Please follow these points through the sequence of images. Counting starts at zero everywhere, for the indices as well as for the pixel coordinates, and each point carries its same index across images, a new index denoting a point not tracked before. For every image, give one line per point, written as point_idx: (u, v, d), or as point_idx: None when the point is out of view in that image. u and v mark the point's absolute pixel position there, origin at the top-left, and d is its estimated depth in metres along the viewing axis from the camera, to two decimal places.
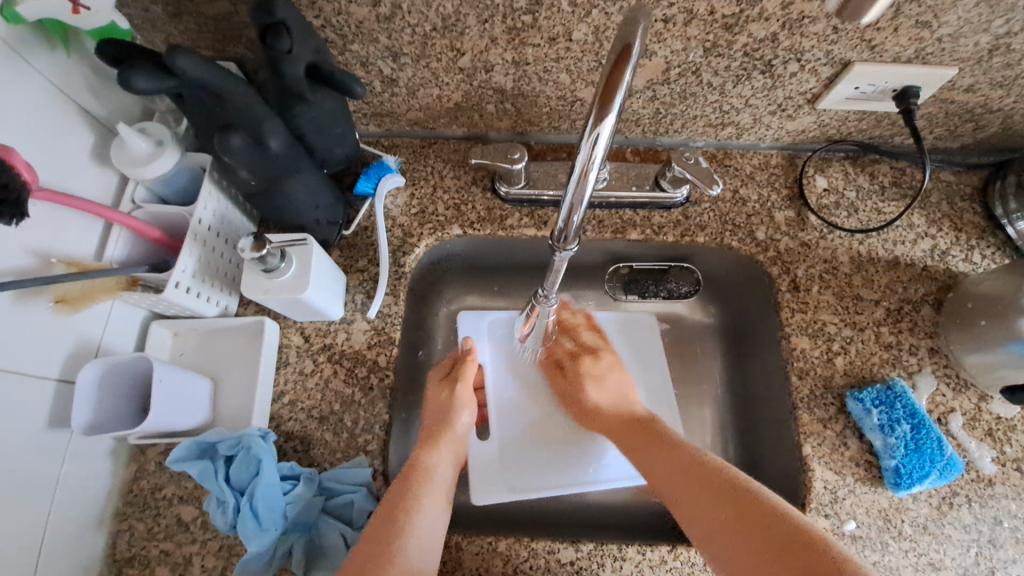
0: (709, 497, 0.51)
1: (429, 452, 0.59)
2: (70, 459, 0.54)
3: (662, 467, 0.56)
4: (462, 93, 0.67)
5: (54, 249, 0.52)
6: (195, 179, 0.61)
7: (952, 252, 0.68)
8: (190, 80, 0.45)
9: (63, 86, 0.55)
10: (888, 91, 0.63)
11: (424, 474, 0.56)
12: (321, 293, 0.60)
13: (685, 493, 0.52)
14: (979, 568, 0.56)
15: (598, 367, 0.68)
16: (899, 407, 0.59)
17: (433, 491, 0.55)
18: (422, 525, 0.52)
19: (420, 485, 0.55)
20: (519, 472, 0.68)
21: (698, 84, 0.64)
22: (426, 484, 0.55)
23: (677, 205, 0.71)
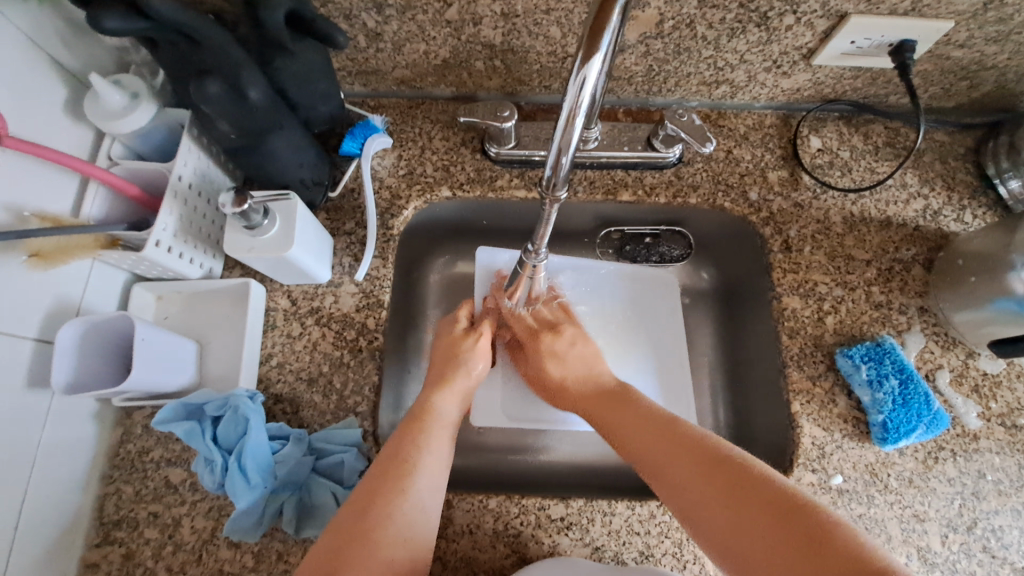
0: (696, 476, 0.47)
1: (441, 394, 0.59)
2: (52, 420, 0.53)
3: (658, 452, 0.51)
4: (449, 48, 0.65)
5: (26, 203, 0.50)
6: (175, 135, 0.59)
7: (944, 212, 0.68)
8: (163, 22, 0.43)
9: (31, 33, 0.52)
10: (885, 46, 0.62)
11: (434, 418, 0.56)
12: (307, 252, 0.59)
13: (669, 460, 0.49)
14: (962, 519, 0.57)
15: (558, 342, 0.65)
16: (887, 362, 0.59)
17: (435, 452, 0.53)
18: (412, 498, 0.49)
19: (420, 440, 0.53)
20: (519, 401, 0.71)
21: (693, 38, 0.62)
22: (434, 428, 0.55)
23: (670, 165, 0.70)
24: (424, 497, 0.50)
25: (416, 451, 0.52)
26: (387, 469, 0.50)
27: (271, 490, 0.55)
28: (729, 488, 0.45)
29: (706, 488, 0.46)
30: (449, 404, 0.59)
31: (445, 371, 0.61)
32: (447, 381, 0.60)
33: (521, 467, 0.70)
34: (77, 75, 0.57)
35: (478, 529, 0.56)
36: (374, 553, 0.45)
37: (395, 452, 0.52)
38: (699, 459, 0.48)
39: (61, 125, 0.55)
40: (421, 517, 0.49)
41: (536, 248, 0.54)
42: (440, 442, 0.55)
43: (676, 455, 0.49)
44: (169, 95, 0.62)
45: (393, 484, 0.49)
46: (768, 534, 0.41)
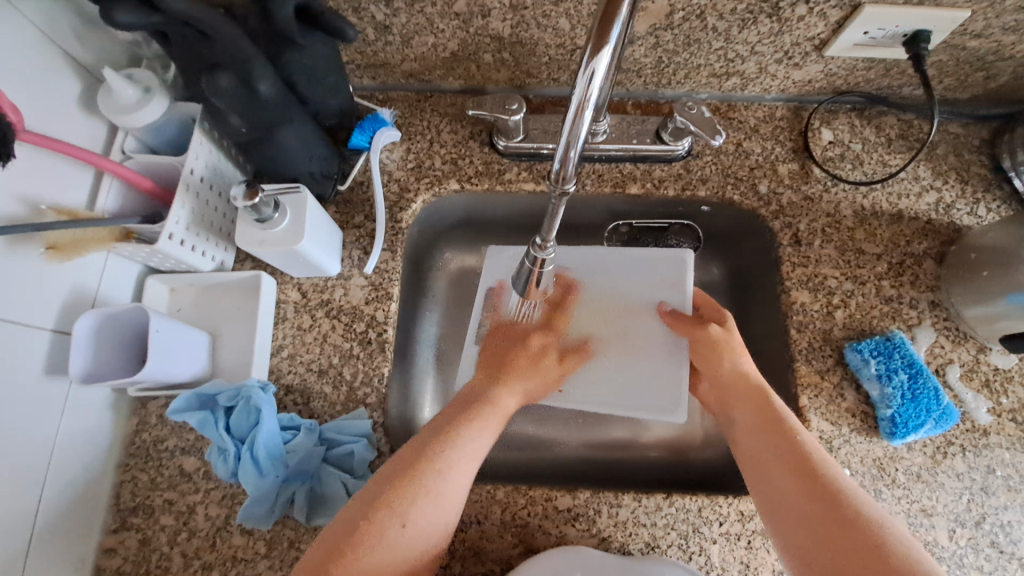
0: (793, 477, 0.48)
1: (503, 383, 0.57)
2: (69, 409, 0.54)
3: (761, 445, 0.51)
4: (458, 41, 0.65)
5: (42, 196, 0.51)
6: (186, 129, 0.59)
7: (957, 206, 0.67)
8: (174, 16, 0.43)
9: (44, 27, 0.53)
10: (899, 37, 0.61)
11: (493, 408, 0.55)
12: (317, 245, 0.59)
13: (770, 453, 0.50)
14: (970, 514, 0.57)
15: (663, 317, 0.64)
16: (897, 357, 0.59)
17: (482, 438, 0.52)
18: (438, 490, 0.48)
19: (477, 420, 0.53)
20: None
21: (703, 30, 0.61)
22: (491, 415, 0.54)
23: (678, 158, 0.69)
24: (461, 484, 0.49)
25: (466, 435, 0.52)
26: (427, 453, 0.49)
27: (283, 479, 0.56)
28: (817, 491, 0.46)
29: (793, 486, 0.47)
30: (510, 394, 0.57)
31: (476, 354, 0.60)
32: (508, 371, 0.58)
33: (528, 459, 0.70)
34: (89, 69, 0.58)
35: (486, 519, 0.57)
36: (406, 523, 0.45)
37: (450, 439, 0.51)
38: (797, 460, 0.48)
39: (75, 119, 0.56)
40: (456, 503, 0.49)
41: (544, 244, 0.53)
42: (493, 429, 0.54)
43: (773, 450, 0.50)
44: (180, 89, 0.62)
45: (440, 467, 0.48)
46: (834, 542, 0.43)
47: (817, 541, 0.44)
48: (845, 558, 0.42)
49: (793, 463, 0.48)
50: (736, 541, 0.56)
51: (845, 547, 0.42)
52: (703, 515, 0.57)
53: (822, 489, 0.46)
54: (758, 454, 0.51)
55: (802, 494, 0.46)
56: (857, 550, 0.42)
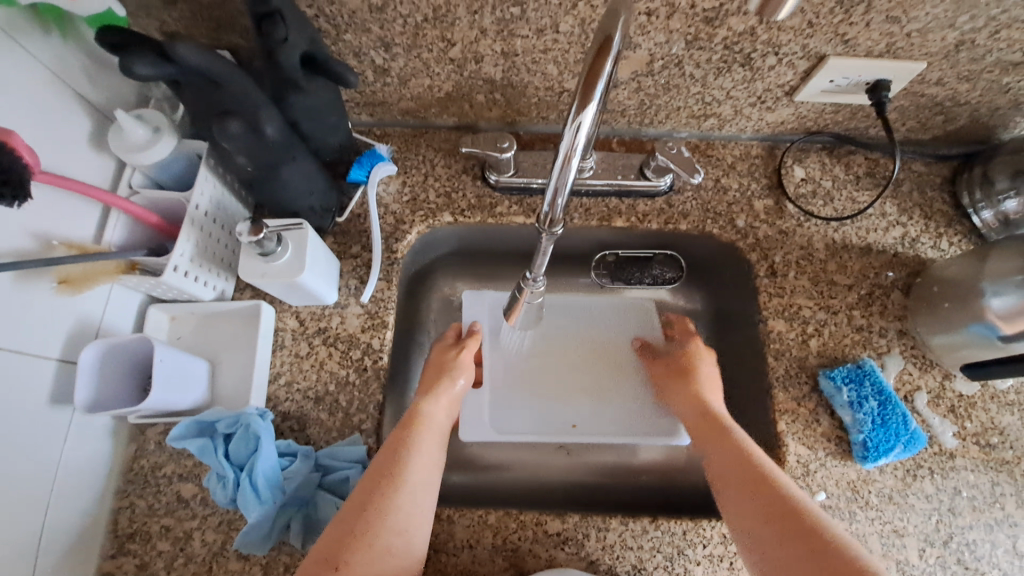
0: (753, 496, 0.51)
1: (432, 401, 0.61)
2: (72, 436, 0.55)
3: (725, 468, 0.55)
4: (452, 83, 0.69)
5: (54, 232, 0.53)
6: (192, 165, 0.62)
7: (922, 240, 0.72)
8: (188, 67, 0.46)
9: (59, 71, 0.56)
10: (862, 84, 0.66)
11: (423, 422, 0.59)
12: (316, 277, 0.62)
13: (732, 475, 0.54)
14: (939, 534, 0.59)
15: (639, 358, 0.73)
16: (867, 384, 0.63)
17: (424, 452, 0.56)
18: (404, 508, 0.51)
19: (418, 440, 0.57)
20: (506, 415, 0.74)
21: (681, 76, 0.66)
22: (424, 430, 0.58)
23: (661, 193, 0.73)
24: (416, 495, 0.53)
25: (415, 446, 0.56)
26: (378, 476, 0.52)
27: (280, 505, 0.57)
28: (784, 517, 0.49)
29: (756, 505, 0.51)
30: (438, 408, 0.61)
31: (434, 379, 0.64)
32: (435, 388, 0.63)
33: (518, 483, 0.72)
34: (100, 108, 0.61)
35: (477, 544, 0.58)
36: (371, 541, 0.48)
37: (389, 458, 0.54)
38: (763, 488, 0.52)
39: (86, 155, 0.58)
40: (416, 511, 0.52)
41: (534, 275, 0.58)
42: (431, 442, 0.58)
43: (741, 481, 0.53)
44: (186, 126, 0.65)
45: (388, 483, 0.52)
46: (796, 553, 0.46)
47: (789, 566, 0.46)
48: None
49: (761, 491, 0.51)
50: (719, 562, 0.58)
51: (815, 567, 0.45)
52: (686, 538, 0.59)
53: (788, 514, 0.49)
54: (728, 486, 0.54)
55: (773, 520, 0.49)
56: (826, 568, 0.44)
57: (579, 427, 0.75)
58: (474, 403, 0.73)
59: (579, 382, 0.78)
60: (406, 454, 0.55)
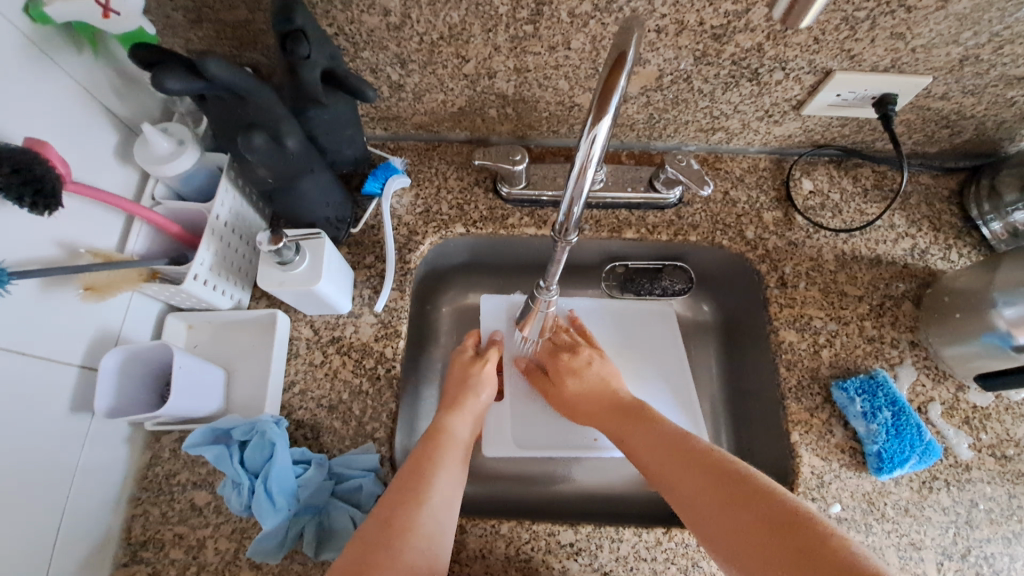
0: (694, 479, 0.52)
1: (455, 417, 0.64)
2: (90, 443, 0.56)
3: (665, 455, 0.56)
4: (466, 98, 0.71)
5: (79, 240, 0.55)
6: (213, 178, 0.64)
7: (931, 251, 0.72)
8: (216, 83, 0.48)
9: (89, 87, 0.58)
10: (868, 98, 0.67)
11: (448, 437, 0.61)
12: (332, 286, 0.63)
13: (669, 464, 0.55)
14: (957, 548, 0.59)
15: (577, 360, 0.71)
16: (881, 395, 0.62)
17: (448, 468, 0.57)
18: (428, 521, 0.51)
19: (439, 455, 0.58)
20: (527, 429, 0.74)
21: (690, 91, 0.67)
22: (448, 447, 0.60)
23: (670, 205, 0.74)
24: (440, 511, 0.53)
25: (438, 460, 0.57)
26: (400, 490, 0.53)
27: (294, 513, 0.58)
28: (711, 479, 0.51)
29: (700, 488, 0.51)
30: (462, 424, 0.63)
31: (458, 395, 0.66)
32: (459, 405, 0.65)
33: (529, 495, 0.72)
34: (127, 122, 0.63)
35: (490, 554, 0.58)
36: (397, 552, 0.48)
37: (413, 473, 0.55)
38: (687, 458, 0.54)
39: (112, 168, 0.60)
40: (440, 525, 0.52)
41: (547, 284, 0.59)
42: (455, 459, 0.59)
43: (666, 458, 0.56)
44: (208, 140, 0.67)
45: (412, 496, 0.52)
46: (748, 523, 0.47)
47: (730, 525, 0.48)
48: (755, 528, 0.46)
49: (686, 462, 0.54)
50: None
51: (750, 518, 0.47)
52: (701, 549, 0.59)
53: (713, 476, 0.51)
54: (654, 462, 0.56)
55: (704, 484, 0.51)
56: (760, 516, 0.46)
57: (600, 439, 0.74)
58: (496, 416, 0.74)
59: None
60: (435, 470, 0.56)
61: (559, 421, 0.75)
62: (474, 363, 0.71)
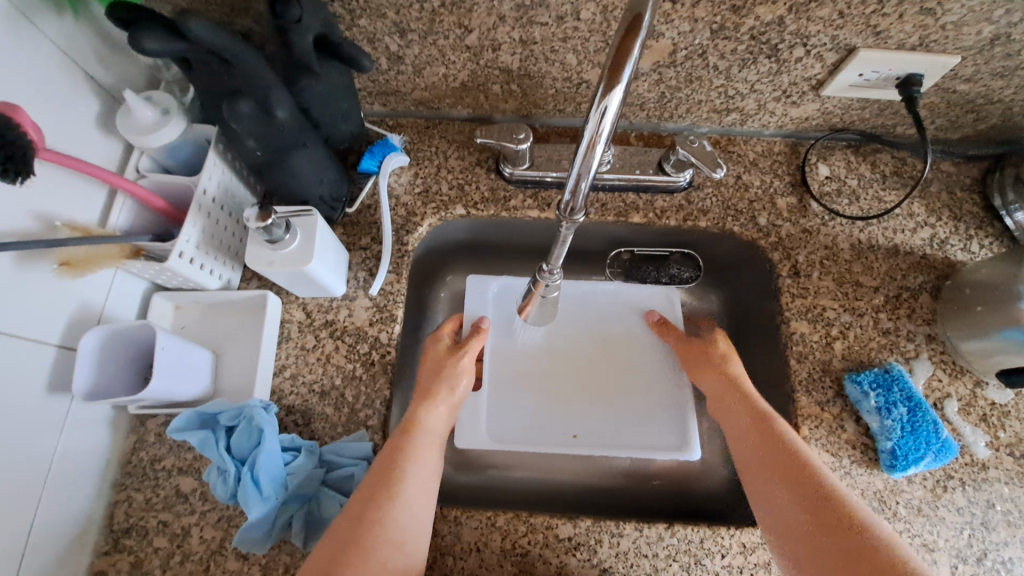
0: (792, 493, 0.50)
1: (429, 408, 0.59)
2: (70, 426, 0.54)
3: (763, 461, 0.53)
4: (468, 72, 0.67)
5: (57, 213, 0.52)
6: (200, 151, 0.61)
7: (951, 241, 0.69)
8: (199, 44, 0.45)
9: (70, 52, 0.54)
10: (892, 79, 0.63)
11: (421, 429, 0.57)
12: (324, 267, 0.60)
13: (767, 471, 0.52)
14: (971, 550, 0.56)
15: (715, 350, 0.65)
16: (896, 390, 0.60)
17: (423, 462, 0.54)
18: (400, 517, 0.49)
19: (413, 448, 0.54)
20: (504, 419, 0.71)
21: (705, 68, 0.64)
22: (422, 438, 0.56)
23: (680, 189, 0.71)
24: (412, 506, 0.51)
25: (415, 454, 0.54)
26: (370, 489, 0.50)
27: (282, 502, 0.55)
28: (806, 496, 0.49)
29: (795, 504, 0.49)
30: (437, 418, 0.59)
31: (431, 385, 0.61)
32: (432, 394, 0.60)
33: (526, 485, 0.70)
34: (111, 90, 0.60)
35: (485, 547, 0.56)
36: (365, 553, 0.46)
37: (381, 473, 0.52)
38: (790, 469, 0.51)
39: (94, 138, 0.57)
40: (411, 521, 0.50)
41: (550, 267, 0.56)
42: (431, 454, 0.56)
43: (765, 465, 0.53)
44: (196, 111, 0.64)
45: (383, 493, 0.50)
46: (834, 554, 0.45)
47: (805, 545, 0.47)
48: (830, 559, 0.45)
49: (787, 475, 0.51)
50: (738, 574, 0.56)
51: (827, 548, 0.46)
52: (704, 546, 0.56)
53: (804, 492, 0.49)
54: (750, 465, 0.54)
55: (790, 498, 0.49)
56: (843, 547, 0.45)
57: (581, 437, 0.70)
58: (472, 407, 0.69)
59: (584, 386, 0.74)
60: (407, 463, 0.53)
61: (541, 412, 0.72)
62: (452, 354, 0.65)
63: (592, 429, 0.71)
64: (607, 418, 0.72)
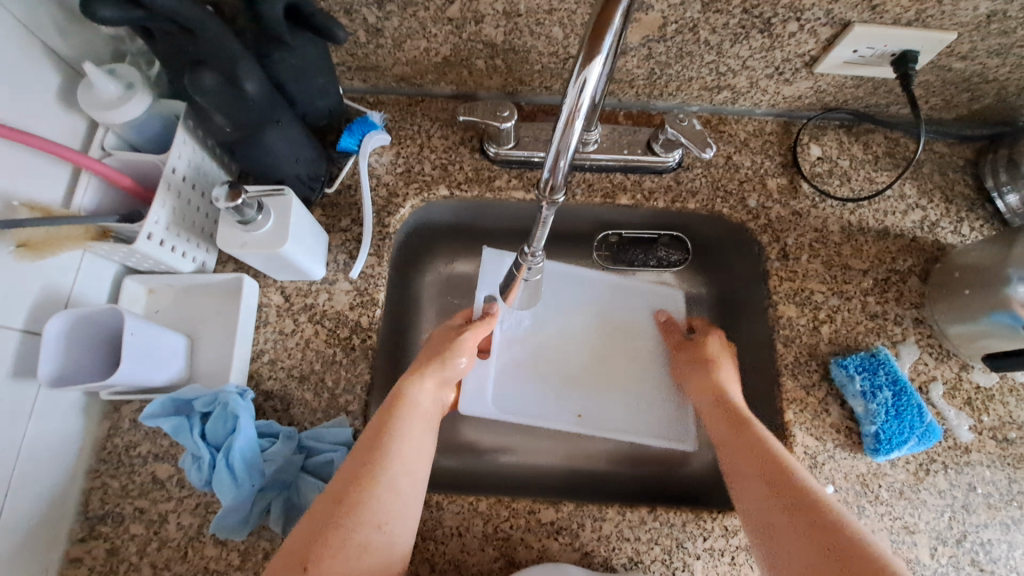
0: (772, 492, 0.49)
1: (418, 383, 0.58)
2: (38, 412, 0.52)
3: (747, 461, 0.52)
4: (450, 46, 0.65)
5: (16, 192, 0.50)
6: (169, 127, 0.58)
7: (942, 224, 0.68)
8: (157, 12, 0.42)
9: (25, 20, 0.51)
10: (887, 56, 0.61)
11: (408, 404, 0.55)
12: (301, 249, 0.58)
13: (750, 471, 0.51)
14: (951, 532, 0.57)
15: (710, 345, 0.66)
16: (882, 373, 0.59)
17: (406, 445, 0.52)
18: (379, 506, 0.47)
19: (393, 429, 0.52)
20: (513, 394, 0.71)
21: (695, 42, 0.62)
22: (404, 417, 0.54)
23: (669, 170, 0.69)
24: (391, 495, 0.48)
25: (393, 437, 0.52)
26: (346, 474, 0.49)
27: (260, 488, 0.54)
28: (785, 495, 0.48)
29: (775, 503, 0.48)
30: (425, 393, 0.57)
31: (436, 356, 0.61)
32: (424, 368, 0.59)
33: (512, 469, 0.70)
34: (73, 63, 0.57)
35: (467, 532, 0.55)
36: (343, 543, 0.44)
37: (359, 462, 0.50)
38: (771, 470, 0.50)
39: (55, 113, 0.54)
40: (400, 504, 0.49)
41: (533, 249, 0.54)
42: (420, 428, 0.54)
43: (750, 464, 0.52)
44: (164, 85, 0.61)
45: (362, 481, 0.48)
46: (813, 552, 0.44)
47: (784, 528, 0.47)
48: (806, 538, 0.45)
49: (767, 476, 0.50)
50: (720, 556, 0.56)
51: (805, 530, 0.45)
52: (686, 530, 0.56)
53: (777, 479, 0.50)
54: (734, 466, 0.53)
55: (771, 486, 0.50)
56: (808, 523, 0.45)
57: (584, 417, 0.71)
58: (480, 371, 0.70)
59: (592, 369, 0.74)
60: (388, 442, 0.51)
61: (546, 393, 0.72)
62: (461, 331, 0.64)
63: (595, 412, 0.71)
64: (610, 403, 0.72)
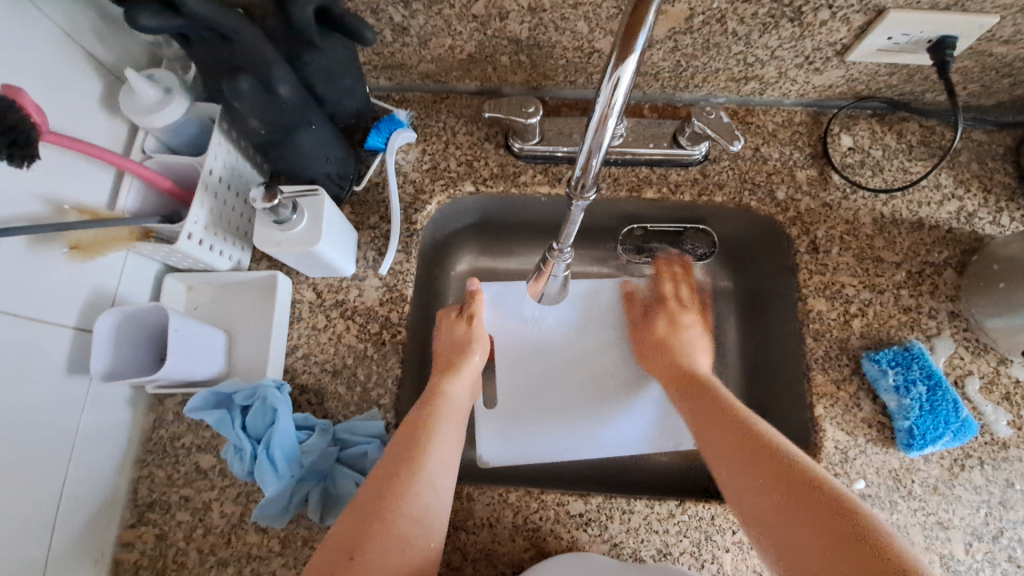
0: (766, 472, 0.49)
1: (452, 380, 0.62)
2: (90, 405, 0.55)
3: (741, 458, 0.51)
4: (475, 43, 0.65)
5: (66, 196, 0.52)
6: (205, 130, 0.60)
7: (979, 214, 0.66)
8: (197, 19, 0.44)
9: (70, 31, 0.53)
10: (923, 42, 0.60)
11: (443, 401, 0.59)
12: (332, 247, 0.60)
13: (750, 467, 0.50)
14: (988, 528, 0.56)
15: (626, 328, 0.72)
16: (915, 368, 0.58)
17: (442, 436, 0.55)
18: (423, 491, 0.50)
19: (432, 423, 0.56)
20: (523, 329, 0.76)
21: (723, 34, 0.61)
22: (443, 411, 0.58)
23: (695, 163, 0.69)
24: (433, 481, 0.51)
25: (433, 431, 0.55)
26: (395, 451, 0.52)
27: (298, 479, 0.56)
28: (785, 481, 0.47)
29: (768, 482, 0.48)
30: (459, 390, 0.61)
31: (453, 357, 0.64)
32: (455, 366, 0.63)
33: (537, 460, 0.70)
34: (114, 70, 0.59)
35: (497, 522, 0.57)
36: (388, 534, 0.46)
37: (397, 455, 0.52)
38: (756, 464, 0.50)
39: (98, 118, 0.56)
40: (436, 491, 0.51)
41: (560, 245, 0.55)
42: (453, 422, 0.58)
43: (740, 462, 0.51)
44: (200, 89, 0.63)
45: (404, 465, 0.51)
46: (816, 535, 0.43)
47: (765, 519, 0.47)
48: (826, 546, 0.42)
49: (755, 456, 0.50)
50: (749, 550, 0.56)
51: (820, 523, 0.44)
52: (715, 523, 0.57)
53: (788, 480, 0.47)
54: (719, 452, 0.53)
55: (781, 477, 0.48)
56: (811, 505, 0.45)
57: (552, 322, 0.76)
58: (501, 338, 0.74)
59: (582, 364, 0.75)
60: (427, 436, 0.54)
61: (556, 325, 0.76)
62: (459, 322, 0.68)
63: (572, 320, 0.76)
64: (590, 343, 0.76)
